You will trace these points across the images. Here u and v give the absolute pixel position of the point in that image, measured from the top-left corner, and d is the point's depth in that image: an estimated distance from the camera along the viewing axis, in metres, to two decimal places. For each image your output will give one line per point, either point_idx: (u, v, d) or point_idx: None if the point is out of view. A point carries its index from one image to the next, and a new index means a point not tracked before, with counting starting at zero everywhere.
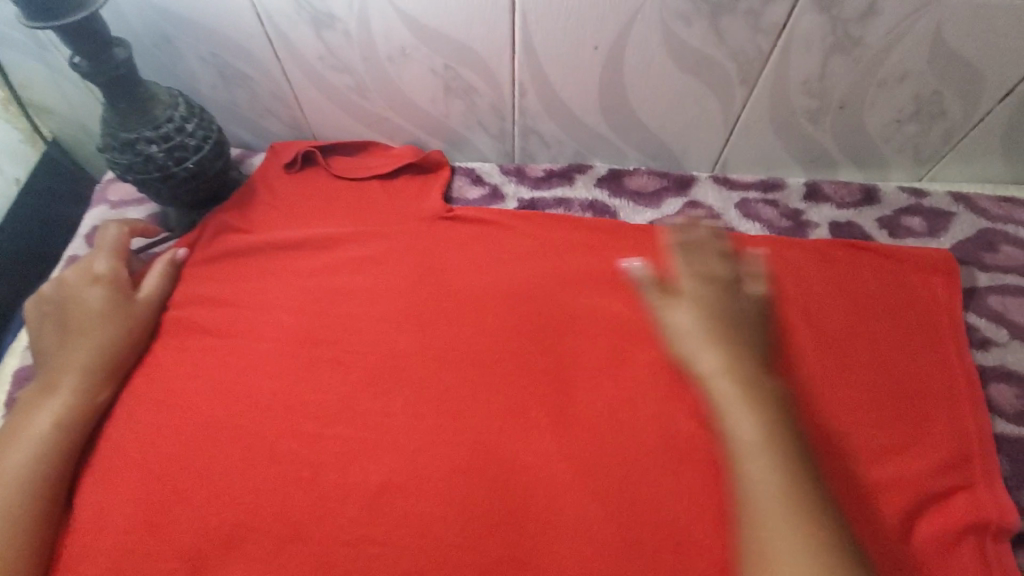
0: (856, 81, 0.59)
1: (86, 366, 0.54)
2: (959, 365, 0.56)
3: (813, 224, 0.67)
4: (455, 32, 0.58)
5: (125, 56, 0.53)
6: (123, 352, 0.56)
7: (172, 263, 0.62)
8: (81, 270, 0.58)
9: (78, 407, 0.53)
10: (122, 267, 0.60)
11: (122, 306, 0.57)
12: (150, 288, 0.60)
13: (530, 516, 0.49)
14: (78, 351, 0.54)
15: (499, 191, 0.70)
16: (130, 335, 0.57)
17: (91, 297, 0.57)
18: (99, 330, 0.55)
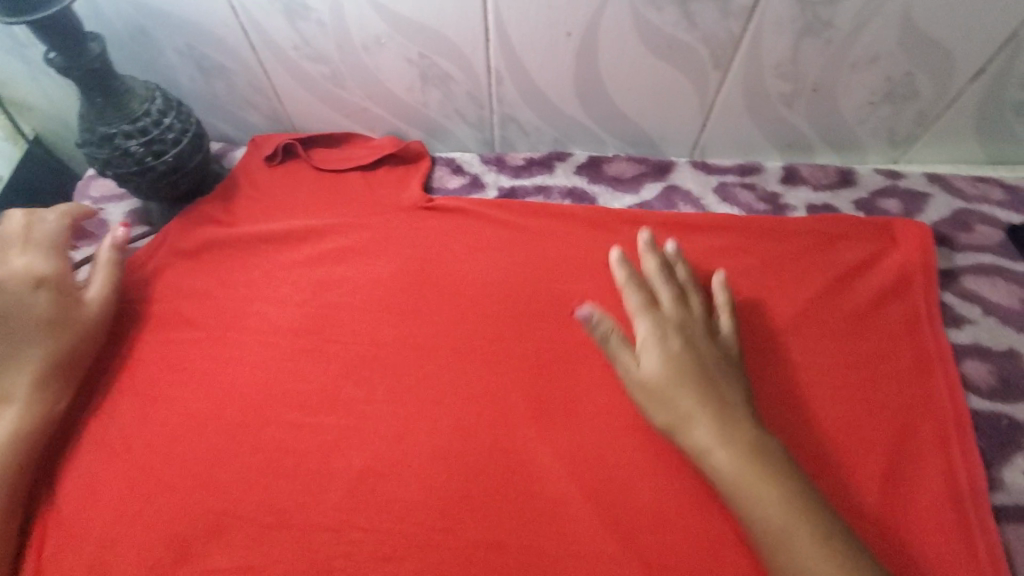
0: (829, 63, 0.59)
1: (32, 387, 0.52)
2: (930, 332, 0.56)
3: (791, 207, 0.68)
4: (428, 20, 0.58)
5: (100, 51, 0.53)
6: (72, 366, 0.54)
7: (119, 246, 0.61)
8: (15, 266, 0.55)
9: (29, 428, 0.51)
10: (61, 256, 0.57)
11: (73, 310, 0.55)
12: (96, 284, 0.58)
13: (507, 498, 0.50)
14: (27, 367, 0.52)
15: (479, 180, 0.71)
16: (84, 337, 0.55)
17: (37, 302, 0.54)
18: (49, 345, 0.53)
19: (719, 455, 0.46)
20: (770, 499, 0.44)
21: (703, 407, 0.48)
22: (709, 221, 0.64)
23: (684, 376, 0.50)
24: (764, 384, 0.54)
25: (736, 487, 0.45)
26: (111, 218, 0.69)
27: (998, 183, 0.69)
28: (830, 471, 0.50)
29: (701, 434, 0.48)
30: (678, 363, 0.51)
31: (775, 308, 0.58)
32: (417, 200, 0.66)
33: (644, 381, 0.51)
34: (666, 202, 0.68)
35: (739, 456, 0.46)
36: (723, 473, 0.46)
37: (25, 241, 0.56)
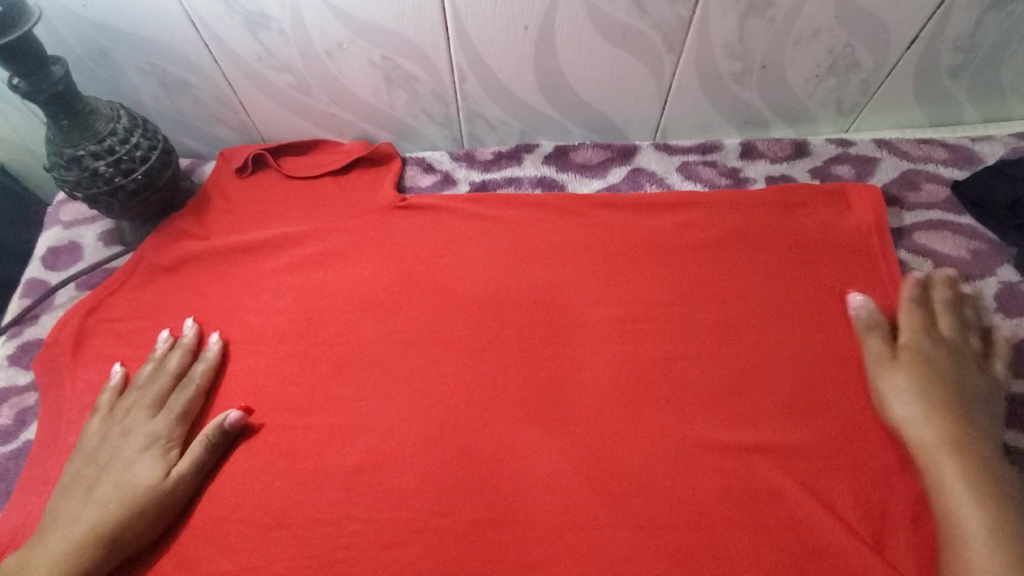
0: (774, 40, 0.63)
1: (59, 556, 0.45)
2: (890, 285, 0.60)
3: (751, 180, 0.70)
4: (389, 23, 0.59)
5: (63, 73, 0.53)
6: (109, 544, 0.46)
7: (222, 432, 0.52)
8: (118, 425, 0.53)
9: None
10: (174, 442, 0.52)
11: (153, 485, 0.49)
12: (196, 451, 0.51)
13: (503, 478, 0.51)
14: (69, 530, 0.46)
15: (450, 176, 0.72)
16: (158, 512, 0.48)
17: (115, 469, 0.50)
18: (94, 515, 0.47)
19: (945, 459, 0.47)
20: (972, 505, 0.45)
21: (950, 421, 0.49)
22: (675, 198, 0.66)
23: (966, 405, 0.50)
24: (741, 345, 0.57)
25: (947, 491, 0.46)
26: (83, 241, 0.68)
27: (940, 143, 0.73)
28: (807, 423, 0.53)
29: (925, 442, 0.49)
30: (943, 377, 0.52)
31: (746, 274, 0.61)
32: (390, 200, 0.67)
33: (895, 389, 0.52)
34: (632, 184, 0.70)
35: (965, 465, 0.47)
36: (931, 474, 0.47)
37: (156, 403, 0.54)
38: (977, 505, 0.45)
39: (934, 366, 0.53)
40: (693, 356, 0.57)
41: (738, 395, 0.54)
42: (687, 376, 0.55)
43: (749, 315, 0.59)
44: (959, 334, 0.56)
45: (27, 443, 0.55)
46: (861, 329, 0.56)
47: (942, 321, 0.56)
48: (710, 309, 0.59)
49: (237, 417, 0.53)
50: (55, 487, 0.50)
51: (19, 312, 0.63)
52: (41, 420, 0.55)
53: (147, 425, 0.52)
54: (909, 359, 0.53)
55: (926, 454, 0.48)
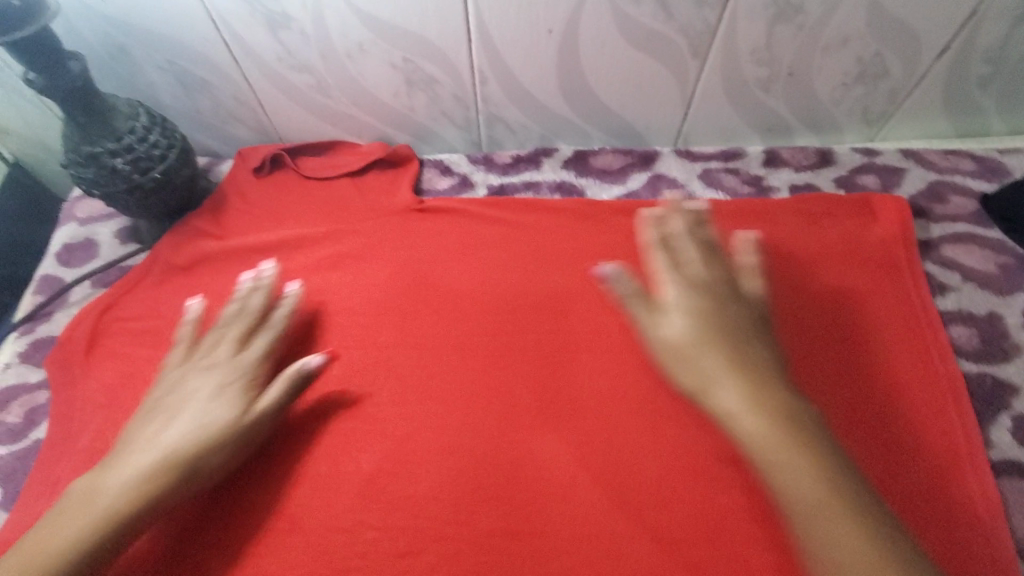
0: (802, 48, 0.61)
1: (139, 477, 0.45)
2: (917, 299, 0.59)
3: (774, 188, 0.69)
4: (411, 24, 0.58)
5: (80, 69, 0.52)
6: (188, 472, 0.47)
7: (301, 375, 0.53)
8: (199, 364, 0.53)
9: (117, 515, 0.43)
10: (253, 380, 0.53)
11: (240, 413, 0.50)
12: (276, 393, 0.52)
13: (520, 488, 0.50)
14: (147, 454, 0.47)
15: (468, 179, 0.72)
16: (244, 440, 0.49)
17: (195, 401, 0.50)
18: (174, 442, 0.47)
19: (756, 426, 0.48)
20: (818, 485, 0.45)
21: (745, 388, 0.50)
22: (696, 205, 0.65)
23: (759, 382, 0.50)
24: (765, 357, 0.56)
25: (776, 470, 0.46)
26: (99, 239, 0.68)
27: (967, 155, 0.71)
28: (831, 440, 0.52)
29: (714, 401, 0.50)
30: (731, 335, 0.53)
31: (769, 284, 0.60)
32: (408, 203, 0.67)
33: (672, 342, 0.54)
34: (653, 190, 0.70)
35: (782, 439, 0.47)
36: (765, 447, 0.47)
37: (241, 336, 0.55)
38: (790, 478, 0.45)
39: (706, 309, 0.54)
40: None
41: None
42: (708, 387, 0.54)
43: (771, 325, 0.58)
44: (728, 281, 0.58)
45: (37, 442, 0.55)
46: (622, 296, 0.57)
47: (693, 266, 0.59)
48: (732, 320, 0.58)
49: (318, 363, 0.54)
50: (139, 409, 0.51)
51: (33, 309, 0.63)
52: (52, 419, 0.55)
53: (229, 364, 0.53)
54: (734, 317, 0.54)
55: (734, 415, 0.49)
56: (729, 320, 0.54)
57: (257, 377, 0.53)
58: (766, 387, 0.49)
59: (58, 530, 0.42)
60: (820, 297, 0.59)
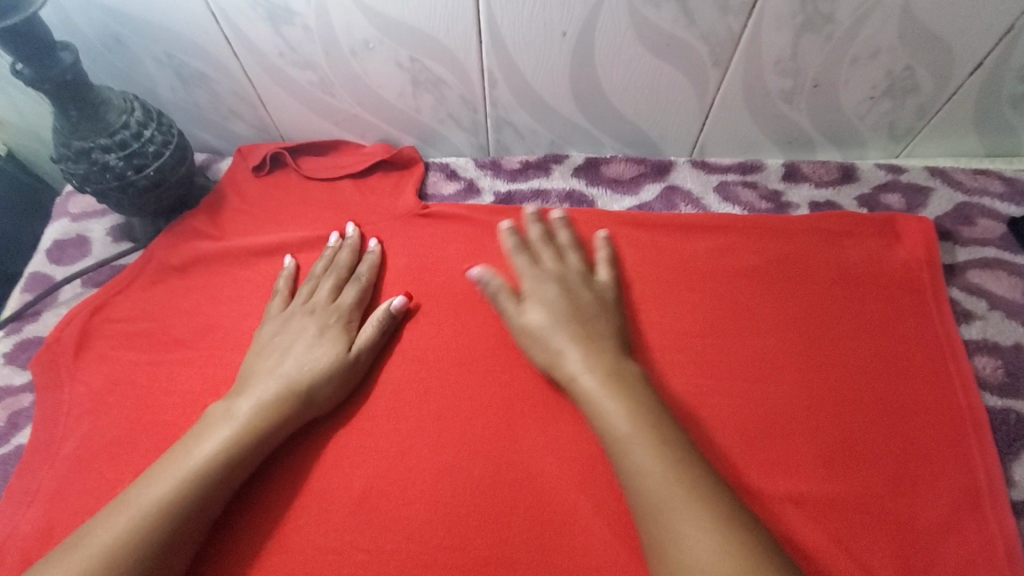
0: (828, 59, 0.58)
1: (264, 402, 0.48)
2: (940, 327, 0.56)
3: (793, 205, 0.66)
4: (419, 22, 0.56)
5: (72, 60, 0.50)
6: (307, 396, 0.49)
7: (391, 315, 0.56)
8: (302, 307, 0.56)
9: (248, 434, 0.46)
10: (353, 319, 0.56)
11: (342, 351, 0.52)
12: (372, 332, 0.55)
13: (519, 514, 0.48)
14: (273, 381, 0.49)
15: (474, 185, 0.69)
16: (347, 378, 0.52)
17: (307, 337, 0.53)
18: (298, 370, 0.50)
19: (620, 425, 0.46)
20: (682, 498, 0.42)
21: (599, 384, 0.48)
22: (707, 221, 0.63)
23: (624, 387, 0.48)
24: (767, 387, 0.53)
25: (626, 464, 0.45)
26: (92, 236, 0.66)
27: (996, 175, 0.68)
28: (844, 474, 0.49)
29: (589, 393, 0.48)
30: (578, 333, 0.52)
31: (769, 309, 0.57)
32: (412, 207, 0.64)
33: (535, 329, 0.53)
34: (666, 203, 0.67)
35: (645, 439, 0.45)
36: (601, 421, 0.47)
37: (337, 279, 0.58)
38: (659, 483, 0.43)
39: (560, 295, 0.55)
40: (725, 393, 0.53)
41: (771, 439, 0.51)
42: (712, 419, 0.52)
43: (770, 353, 0.55)
44: (582, 275, 0.57)
45: (18, 448, 0.53)
46: (490, 295, 0.57)
47: (545, 260, 0.59)
48: (742, 342, 0.55)
49: (404, 303, 0.57)
50: (252, 345, 0.54)
51: (20, 308, 0.61)
52: (34, 425, 0.53)
53: (329, 306, 0.56)
54: (575, 309, 0.53)
55: (594, 404, 0.48)
56: (580, 303, 0.54)
57: (353, 317, 0.56)
58: (621, 390, 0.48)
59: (195, 450, 0.44)
60: (832, 320, 0.56)
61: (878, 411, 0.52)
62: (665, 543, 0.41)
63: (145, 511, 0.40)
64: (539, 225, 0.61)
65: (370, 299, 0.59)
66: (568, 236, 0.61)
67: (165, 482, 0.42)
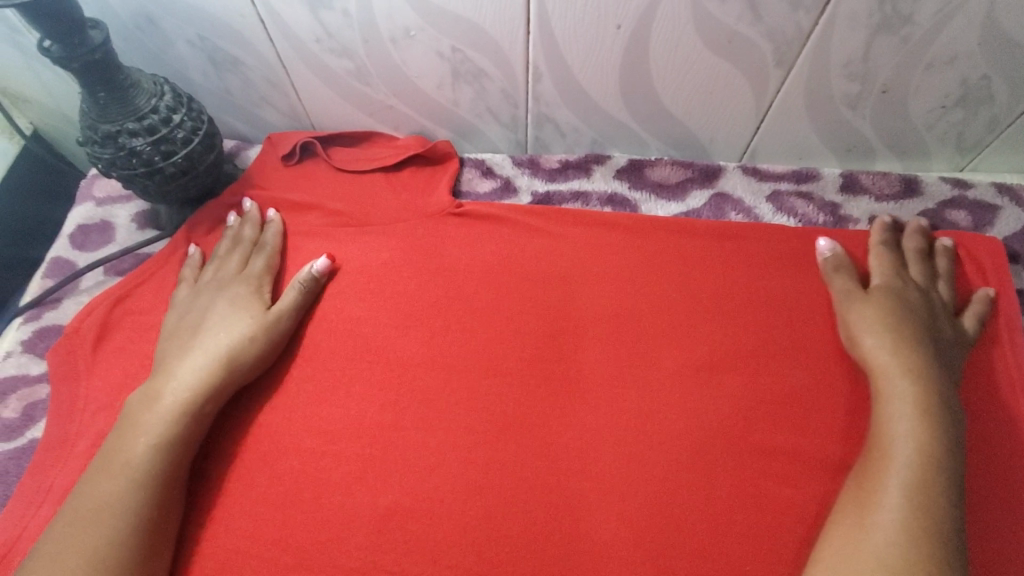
0: (902, 64, 0.54)
1: (190, 383, 0.47)
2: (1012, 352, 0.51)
3: (851, 218, 0.63)
4: (464, 11, 0.52)
5: (101, 39, 0.48)
6: (230, 368, 0.49)
7: (311, 278, 0.55)
8: (210, 284, 0.55)
9: (173, 420, 0.45)
10: (267, 286, 0.55)
11: (260, 317, 0.52)
12: (288, 297, 0.54)
13: (551, 539, 0.45)
14: (193, 360, 0.49)
15: (511, 184, 0.66)
16: (273, 343, 0.51)
17: (217, 311, 0.52)
18: (215, 345, 0.49)
19: (904, 446, 0.43)
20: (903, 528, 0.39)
21: (914, 401, 0.45)
22: (737, 228, 0.59)
23: (943, 425, 0.44)
24: (820, 418, 0.49)
25: (875, 479, 0.42)
26: (116, 222, 0.64)
27: None
28: None
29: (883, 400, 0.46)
30: (919, 352, 0.47)
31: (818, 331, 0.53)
32: (446, 205, 0.61)
33: (860, 322, 0.50)
34: (715, 210, 0.63)
35: (917, 471, 0.41)
36: (893, 432, 0.44)
37: (242, 250, 0.57)
38: (907, 509, 0.40)
39: (895, 302, 0.51)
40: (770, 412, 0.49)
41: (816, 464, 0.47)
42: (759, 449, 0.48)
43: (821, 379, 0.50)
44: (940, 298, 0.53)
45: (32, 442, 0.52)
46: (827, 271, 0.55)
47: (911, 268, 0.55)
48: (789, 360, 0.51)
49: (324, 263, 0.56)
50: (162, 331, 0.53)
51: (41, 293, 0.59)
52: (49, 418, 0.51)
53: (238, 278, 0.55)
54: (896, 318, 0.50)
55: (888, 412, 0.45)
56: (919, 320, 0.50)
57: (263, 283, 0.55)
58: (941, 429, 0.43)
59: (124, 444, 0.44)
60: None
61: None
62: (874, 552, 0.38)
63: (84, 516, 0.41)
64: (919, 239, 0.57)
65: (281, 265, 0.58)
66: (945, 266, 0.55)
67: (102, 483, 0.42)
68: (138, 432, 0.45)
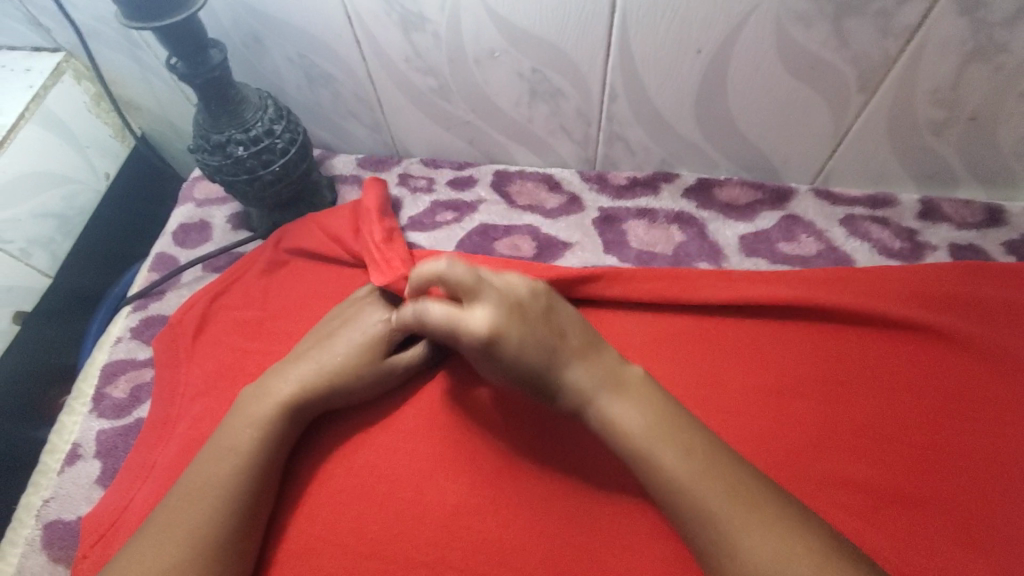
0: (996, 91, 0.52)
1: (300, 388, 0.51)
2: None
3: (930, 246, 0.61)
4: (547, 34, 0.55)
5: (220, 58, 0.53)
6: (332, 389, 0.51)
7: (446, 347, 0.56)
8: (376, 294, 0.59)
9: (281, 417, 0.49)
10: (398, 328, 0.55)
11: (374, 351, 0.54)
12: (416, 354, 0.55)
13: (615, 552, 0.46)
14: (305, 368, 0.52)
15: (579, 199, 0.68)
16: (374, 380, 0.53)
17: (356, 323, 0.55)
18: (328, 360, 0.52)
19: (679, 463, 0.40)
20: (734, 494, 0.39)
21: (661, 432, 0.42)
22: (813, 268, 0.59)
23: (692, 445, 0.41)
24: (876, 440, 0.49)
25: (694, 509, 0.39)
26: (213, 222, 0.70)
27: None
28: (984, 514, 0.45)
29: (642, 436, 0.42)
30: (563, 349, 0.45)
31: (888, 357, 0.53)
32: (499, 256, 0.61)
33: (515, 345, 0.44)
34: (785, 233, 0.63)
35: (680, 445, 0.41)
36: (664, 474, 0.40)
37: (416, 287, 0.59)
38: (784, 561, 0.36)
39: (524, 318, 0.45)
40: (828, 434, 0.49)
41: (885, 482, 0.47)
42: (820, 478, 0.47)
43: (882, 411, 0.50)
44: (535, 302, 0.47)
45: (138, 421, 0.57)
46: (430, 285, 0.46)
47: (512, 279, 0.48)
48: (842, 385, 0.52)
49: None
50: (313, 331, 0.57)
51: (148, 286, 0.65)
52: (154, 400, 0.57)
53: (393, 301, 0.57)
54: (568, 312, 0.48)
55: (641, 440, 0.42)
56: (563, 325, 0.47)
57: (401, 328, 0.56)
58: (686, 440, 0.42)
59: (232, 432, 0.48)
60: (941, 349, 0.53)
61: (990, 453, 0.48)
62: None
63: (197, 491, 0.45)
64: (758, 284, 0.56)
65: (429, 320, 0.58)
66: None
67: (210, 463, 0.46)
68: (242, 423, 0.49)
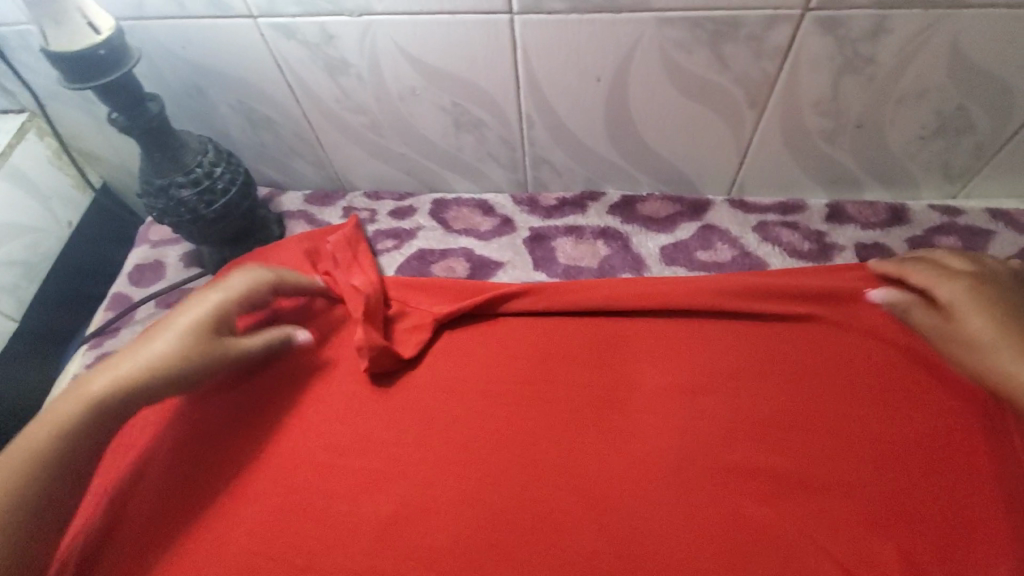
0: (873, 99, 0.57)
1: (113, 381, 0.48)
2: None
3: (838, 246, 0.65)
4: (461, 71, 0.59)
5: (157, 110, 0.57)
6: (151, 382, 0.49)
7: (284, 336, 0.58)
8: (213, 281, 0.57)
9: (88, 416, 0.46)
10: (229, 316, 0.54)
11: (205, 339, 0.51)
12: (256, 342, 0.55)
13: (538, 549, 0.48)
14: (121, 358, 0.49)
15: (511, 221, 0.72)
16: (200, 369, 0.51)
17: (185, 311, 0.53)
18: (147, 350, 0.49)
19: None
20: None
21: None
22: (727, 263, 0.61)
23: None
24: (782, 430, 0.52)
25: None
26: (167, 261, 0.74)
27: None
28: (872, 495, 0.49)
29: None
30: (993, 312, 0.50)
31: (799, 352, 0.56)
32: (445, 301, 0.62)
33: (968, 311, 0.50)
34: (702, 241, 0.67)
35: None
36: None
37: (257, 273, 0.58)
38: None
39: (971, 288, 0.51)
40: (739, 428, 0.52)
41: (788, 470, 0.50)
42: (734, 467, 0.51)
43: (790, 402, 0.53)
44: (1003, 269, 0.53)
45: None
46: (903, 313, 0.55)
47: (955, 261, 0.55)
48: (754, 380, 0.55)
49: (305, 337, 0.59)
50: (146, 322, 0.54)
51: (103, 324, 0.69)
52: None
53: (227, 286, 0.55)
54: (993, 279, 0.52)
55: None
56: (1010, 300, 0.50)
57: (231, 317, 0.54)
58: None
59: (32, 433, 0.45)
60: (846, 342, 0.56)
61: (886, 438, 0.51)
62: None
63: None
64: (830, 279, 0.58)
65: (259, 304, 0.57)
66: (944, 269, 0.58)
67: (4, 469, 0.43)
68: (42, 425, 0.46)
